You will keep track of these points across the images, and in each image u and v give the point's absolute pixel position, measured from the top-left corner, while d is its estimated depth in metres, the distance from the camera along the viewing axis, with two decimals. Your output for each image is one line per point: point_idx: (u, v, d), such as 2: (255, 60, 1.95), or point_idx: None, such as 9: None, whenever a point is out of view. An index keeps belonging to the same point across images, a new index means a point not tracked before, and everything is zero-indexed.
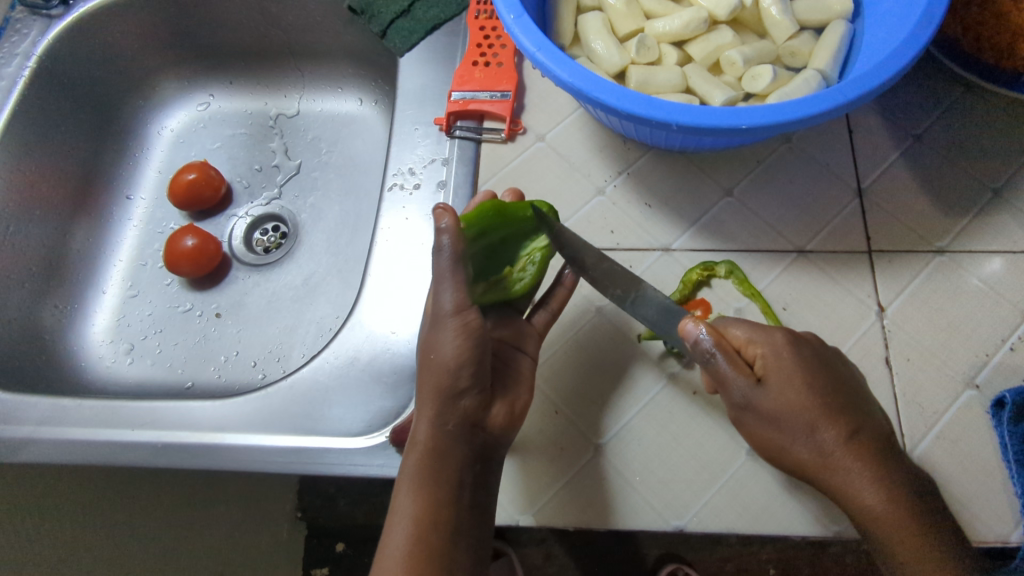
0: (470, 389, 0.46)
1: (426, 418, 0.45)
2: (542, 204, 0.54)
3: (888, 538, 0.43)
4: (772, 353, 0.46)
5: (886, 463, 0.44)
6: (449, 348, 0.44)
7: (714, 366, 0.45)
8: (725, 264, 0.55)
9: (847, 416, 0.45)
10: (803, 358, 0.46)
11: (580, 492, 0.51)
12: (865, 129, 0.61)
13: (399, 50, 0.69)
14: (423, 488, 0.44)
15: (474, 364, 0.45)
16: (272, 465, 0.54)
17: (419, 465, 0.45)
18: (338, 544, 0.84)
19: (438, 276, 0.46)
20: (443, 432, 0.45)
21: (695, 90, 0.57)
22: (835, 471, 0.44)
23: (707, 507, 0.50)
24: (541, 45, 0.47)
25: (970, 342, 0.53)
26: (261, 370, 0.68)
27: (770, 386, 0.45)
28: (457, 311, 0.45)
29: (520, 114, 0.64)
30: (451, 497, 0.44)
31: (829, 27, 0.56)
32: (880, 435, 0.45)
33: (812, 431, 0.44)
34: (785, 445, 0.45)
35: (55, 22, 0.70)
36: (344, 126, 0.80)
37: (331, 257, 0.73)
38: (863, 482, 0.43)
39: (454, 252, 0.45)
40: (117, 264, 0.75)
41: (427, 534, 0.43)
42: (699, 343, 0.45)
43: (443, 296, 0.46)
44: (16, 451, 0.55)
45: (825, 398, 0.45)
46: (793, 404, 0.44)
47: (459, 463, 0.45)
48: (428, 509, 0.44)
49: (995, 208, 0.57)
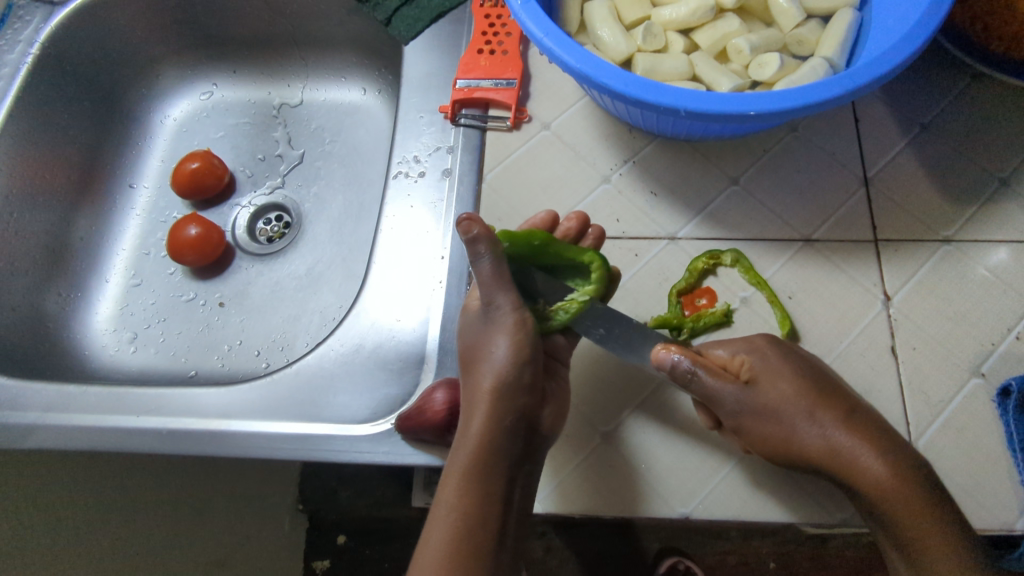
0: (528, 387, 0.46)
1: (480, 413, 0.44)
2: (595, 257, 0.52)
3: (906, 514, 0.44)
4: (757, 354, 0.48)
5: (889, 441, 0.45)
6: (507, 345, 0.46)
7: (698, 381, 0.46)
8: (731, 252, 0.56)
9: (839, 402, 0.47)
10: (789, 356, 0.48)
11: (592, 478, 0.51)
12: (871, 118, 0.61)
13: (404, 38, 0.69)
14: (473, 483, 0.43)
15: (530, 362, 0.46)
16: (277, 451, 0.53)
17: (469, 461, 0.44)
18: (339, 536, 0.83)
19: (484, 282, 0.46)
20: (500, 428, 0.44)
21: (702, 78, 0.57)
22: (841, 451, 0.45)
23: (713, 495, 0.50)
24: (549, 31, 0.46)
25: (976, 331, 0.53)
26: (266, 359, 0.68)
27: (762, 383, 0.47)
28: (515, 309, 0.47)
29: (525, 102, 0.64)
30: (501, 494, 0.44)
31: (837, 14, 0.55)
32: (876, 418, 0.47)
33: (809, 417, 0.46)
34: (787, 433, 0.46)
35: (58, 8, 0.69)
36: (348, 116, 0.80)
37: (335, 247, 0.73)
38: (869, 459, 0.44)
39: (496, 255, 0.44)
40: (120, 252, 0.75)
41: (473, 527, 0.43)
42: (676, 367, 0.45)
43: (497, 297, 0.46)
44: (21, 437, 0.55)
45: (815, 387, 0.47)
46: (785, 395, 0.47)
47: (511, 461, 0.44)
48: (476, 504, 0.43)
49: (1002, 196, 0.57)
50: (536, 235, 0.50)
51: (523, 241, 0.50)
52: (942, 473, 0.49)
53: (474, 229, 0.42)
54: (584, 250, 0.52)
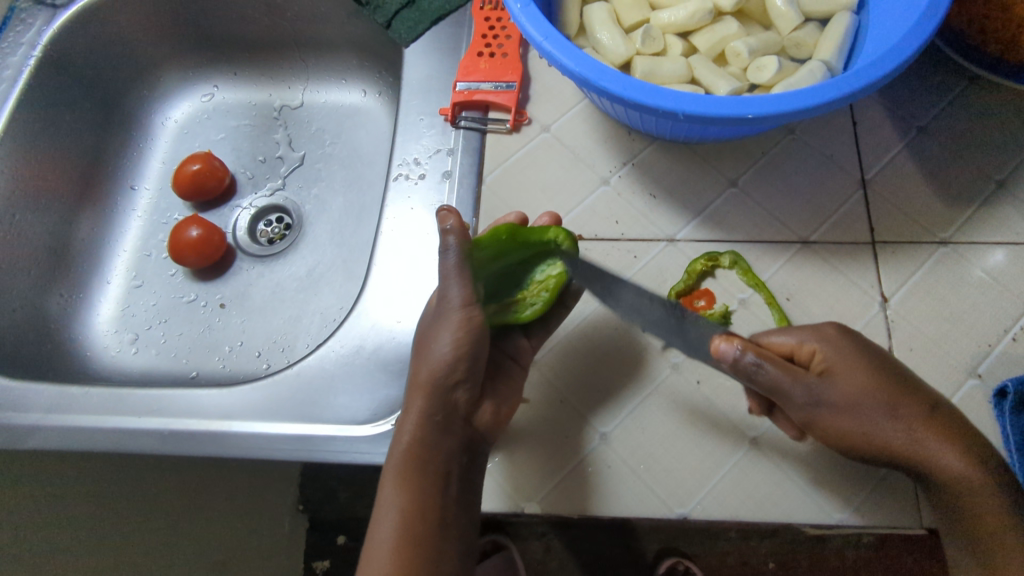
0: (462, 382, 0.48)
1: (414, 408, 0.46)
2: (559, 231, 0.53)
3: (989, 508, 0.44)
4: (832, 343, 0.47)
5: (963, 436, 0.46)
6: (449, 340, 0.47)
7: (765, 372, 0.45)
8: (729, 254, 0.56)
9: (917, 396, 0.46)
10: (864, 347, 0.47)
11: (569, 477, 0.52)
12: (869, 121, 0.61)
13: (404, 41, 0.69)
14: (414, 479, 0.44)
15: (471, 358, 0.47)
16: (278, 452, 0.54)
17: (403, 458, 0.45)
18: (339, 536, 0.70)
19: (444, 275, 0.49)
20: (436, 420, 0.46)
21: (700, 81, 0.57)
22: (923, 445, 0.45)
23: (711, 494, 0.50)
24: (548, 34, 0.47)
25: (972, 332, 0.53)
26: (266, 360, 0.68)
27: (836, 376, 0.47)
28: (463, 306, 0.48)
29: (525, 104, 0.65)
30: (439, 488, 0.45)
31: (834, 17, 0.56)
32: (952, 412, 0.46)
33: (887, 408, 0.46)
34: (864, 428, 0.46)
35: (60, 11, 0.70)
36: (348, 117, 0.80)
37: (335, 249, 0.73)
38: (948, 451, 0.45)
39: (460, 247, 0.48)
40: (121, 254, 0.75)
41: (413, 522, 0.43)
42: (739, 359, 0.45)
43: (450, 291, 0.48)
44: (25, 438, 0.55)
45: (892, 381, 0.46)
46: (859, 389, 0.46)
47: (445, 454, 0.46)
48: (415, 500, 0.44)
49: (1000, 199, 0.57)
50: (499, 231, 0.51)
51: (489, 241, 0.50)
52: None
53: (450, 220, 0.49)
54: (547, 228, 0.53)
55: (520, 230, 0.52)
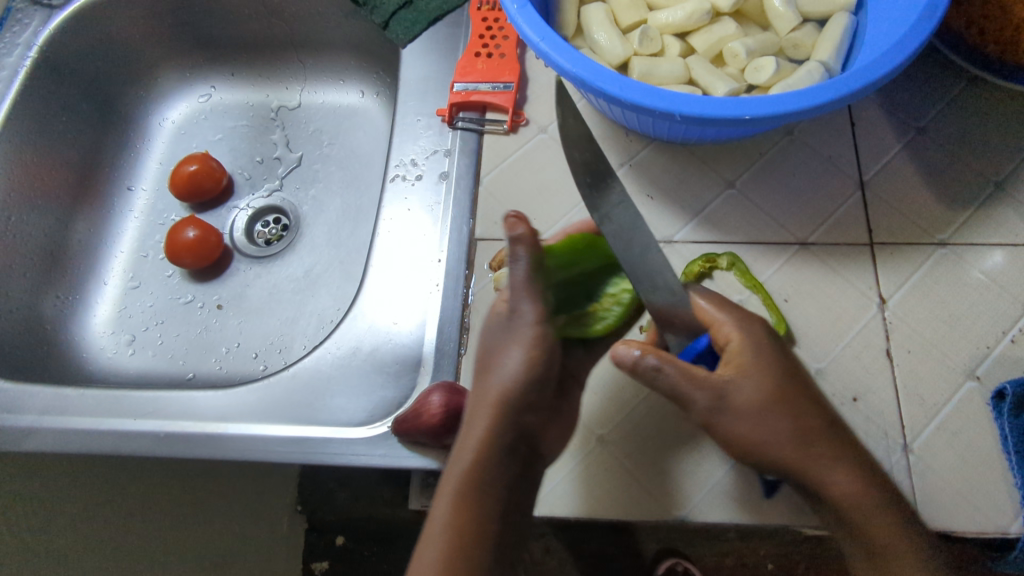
0: (531, 403, 0.46)
1: (480, 427, 0.44)
2: None
3: (872, 522, 0.44)
4: (748, 343, 0.45)
5: (854, 455, 0.45)
6: (522, 358, 0.46)
7: (668, 379, 0.43)
8: (727, 255, 0.56)
9: (816, 409, 0.45)
10: (775, 350, 0.46)
11: (622, 484, 0.51)
12: (867, 121, 0.61)
13: (402, 42, 0.69)
14: (473, 501, 0.43)
15: (540, 379, 0.46)
16: (273, 454, 0.53)
17: (462, 479, 0.44)
18: (338, 538, 0.78)
19: (514, 288, 0.46)
20: (504, 443, 0.44)
21: (698, 82, 0.57)
22: (816, 461, 0.44)
23: (709, 497, 0.50)
24: (545, 35, 0.47)
25: (971, 334, 0.53)
26: (263, 362, 0.68)
27: (744, 380, 0.44)
28: (537, 322, 0.46)
29: (522, 105, 0.65)
30: (497, 512, 0.44)
31: (833, 17, 0.56)
32: (840, 426, 0.46)
33: (786, 420, 0.44)
34: (765, 437, 0.44)
35: (57, 11, 0.69)
36: (345, 118, 0.80)
37: (333, 250, 0.73)
38: (838, 472, 0.44)
39: (532, 258, 0.45)
40: (118, 255, 0.75)
41: (468, 546, 0.42)
42: (643, 362, 0.44)
43: (522, 305, 0.46)
44: (19, 441, 0.55)
45: (795, 388, 0.45)
46: (765, 396, 0.44)
47: (506, 477, 0.44)
48: (467, 522, 0.43)
49: (998, 201, 0.57)
50: (576, 241, 0.51)
51: (562, 251, 0.50)
52: (934, 476, 0.49)
53: (519, 228, 0.44)
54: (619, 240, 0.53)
55: (593, 241, 0.52)
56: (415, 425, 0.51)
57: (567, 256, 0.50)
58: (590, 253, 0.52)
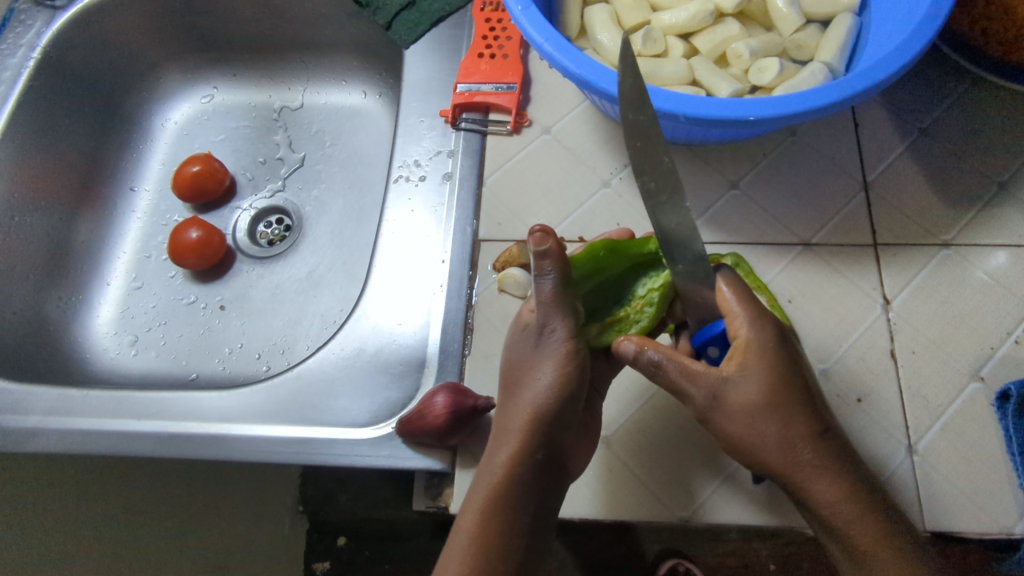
0: (563, 420, 0.47)
1: (511, 444, 0.46)
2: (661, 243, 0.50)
3: (854, 531, 0.44)
4: (756, 343, 0.44)
5: (846, 464, 0.45)
6: (552, 376, 0.46)
7: (664, 374, 0.45)
8: (731, 256, 0.54)
9: (813, 415, 0.45)
10: (783, 351, 0.44)
11: (641, 486, 0.51)
12: (871, 122, 0.61)
13: (405, 43, 0.69)
14: (499, 518, 0.44)
15: (571, 398, 0.46)
16: (277, 455, 0.53)
17: (490, 493, 0.45)
18: (339, 538, 0.74)
19: (543, 301, 0.44)
20: (532, 461, 0.46)
21: (702, 83, 0.57)
22: (801, 466, 0.44)
23: (713, 497, 0.51)
24: (549, 36, 0.47)
25: (975, 335, 0.53)
26: (266, 362, 0.68)
27: (742, 379, 0.44)
28: (568, 339, 0.46)
29: (525, 106, 0.65)
30: (522, 529, 0.45)
31: (836, 19, 0.56)
32: (836, 433, 0.46)
33: (779, 423, 0.44)
34: (755, 437, 0.44)
35: (60, 12, 0.69)
36: (348, 119, 0.80)
37: (336, 250, 0.73)
38: (824, 480, 0.44)
39: (561, 275, 0.43)
40: (121, 256, 0.75)
41: (494, 561, 0.44)
42: (642, 355, 0.45)
43: (553, 322, 0.46)
44: (23, 442, 0.55)
45: (795, 393, 0.44)
46: (760, 397, 0.44)
47: (533, 494, 0.46)
48: (495, 536, 0.44)
49: (1001, 201, 0.57)
50: (599, 247, 0.48)
51: (584, 260, 0.47)
52: (938, 477, 0.49)
53: (547, 243, 0.40)
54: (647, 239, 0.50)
55: (618, 244, 0.49)
56: (420, 427, 0.51)
57: (591, 265, 0.48)
58: (616, 258, 0.50)
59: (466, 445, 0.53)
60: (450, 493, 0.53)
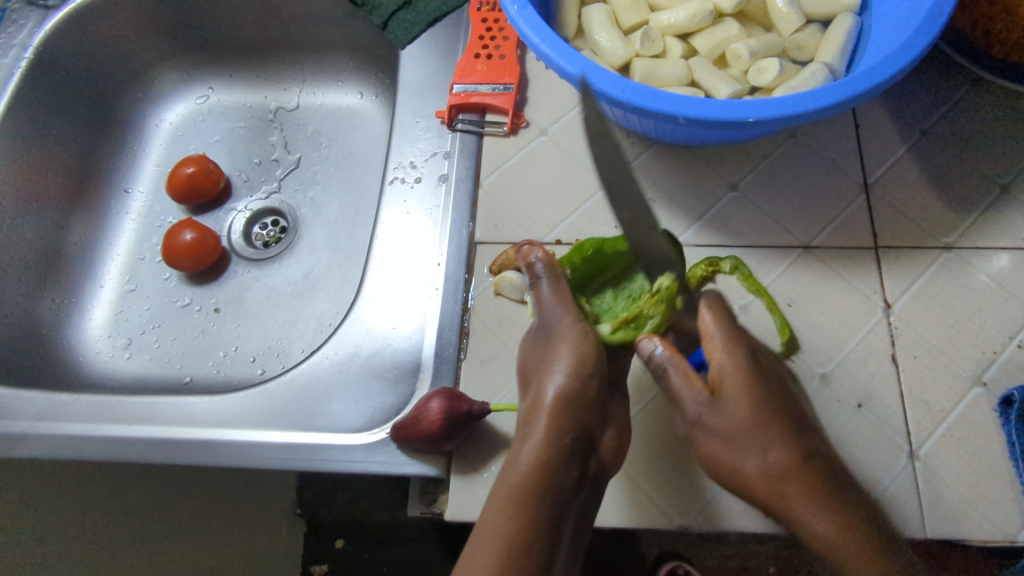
0: (588, 408, 0.46)
1: (539, 430, 0.45)
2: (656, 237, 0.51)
3: (851, 568, 0.42)
4: (731, 369, 0.46)
5: (840, 495, 0.44)
6: (569, 360, 0.47)
7: (668, 379, 0.46)
8: (729, 259, 0.53)
9: (799, 442, 0.45)
10: (761, 378, 0.46)
11: (641, 494, 0.50)
12: (871, 124, 0.60)
13: (401, 43, 0.68)
14: (524, 507, 0.43)
15: (592, 381, 0.47)
16: (269, 460, 0.53)
17: (517, 484, 0.44)
18: (338, 540, 0.77)
19: (541, 302, 0.49)
20: (561, 445, 0.45)
21: (700, 83, 0.56)
22: (785, 496, 0.44)
23: (713, 504, 0.50)
24: (546, 36, 0.46)
25: (977, 339, 0.52)
26: (261, 366, 0.67)
27: (722, 402, 0.46)
28: (577, 322, 0.48)
29: (522, 106, 0.64)
30: (549, 521, 0.43)
31: (837, 18, 0.55)
32: (829, 461, 0.46)
33: (763, 449, 0.45)
34: (737, 464, 0.45)
35: (52, 12, 0.69)
36: (344, 119, 0.79)
37: (331, 251, 0.73)
38: (815, 511, 0.43)
39: (553, 275, 0.49)
40: (114, 259, 0.74)
41: (522, 558, 0.41)
42: (653, 356, 0.46)
43: (557, 314, 0.49)
44: (12, 446, 0.54)
45: (776, 419, 0.45)
46: (744, 419, 0.45)
47: (563, 485, 0.44)
48: (524, 529, 0.42)
49: (1004, 204, 0.56)
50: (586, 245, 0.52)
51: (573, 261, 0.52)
52: (940, 484, 0.48)
53: (533, 252, 0.50)
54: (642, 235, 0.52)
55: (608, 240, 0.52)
56: (417, 433, 0.50)
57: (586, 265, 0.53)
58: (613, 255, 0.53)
59: (461, 450, 0.53)
60: (446, 500, 0.52)
